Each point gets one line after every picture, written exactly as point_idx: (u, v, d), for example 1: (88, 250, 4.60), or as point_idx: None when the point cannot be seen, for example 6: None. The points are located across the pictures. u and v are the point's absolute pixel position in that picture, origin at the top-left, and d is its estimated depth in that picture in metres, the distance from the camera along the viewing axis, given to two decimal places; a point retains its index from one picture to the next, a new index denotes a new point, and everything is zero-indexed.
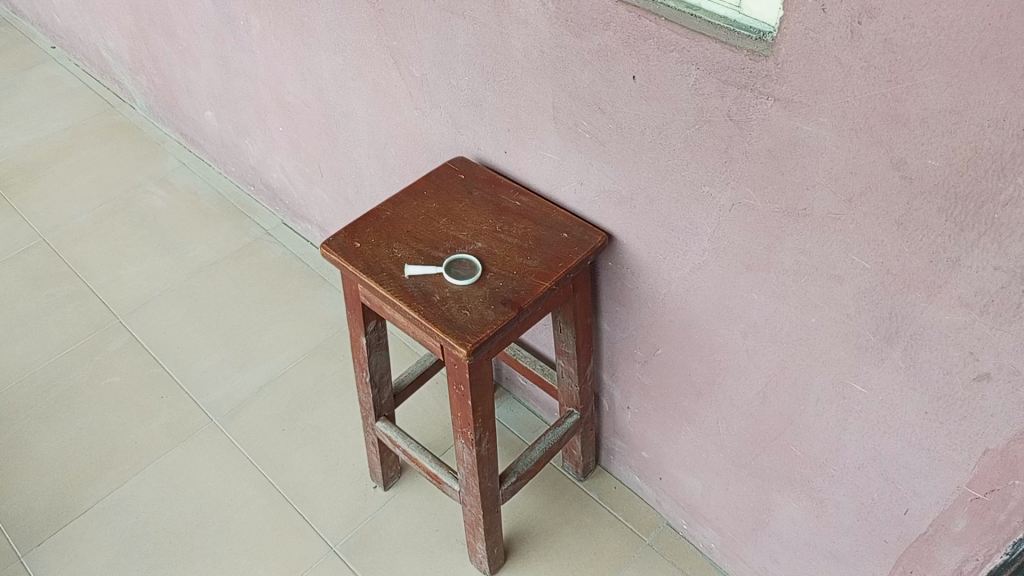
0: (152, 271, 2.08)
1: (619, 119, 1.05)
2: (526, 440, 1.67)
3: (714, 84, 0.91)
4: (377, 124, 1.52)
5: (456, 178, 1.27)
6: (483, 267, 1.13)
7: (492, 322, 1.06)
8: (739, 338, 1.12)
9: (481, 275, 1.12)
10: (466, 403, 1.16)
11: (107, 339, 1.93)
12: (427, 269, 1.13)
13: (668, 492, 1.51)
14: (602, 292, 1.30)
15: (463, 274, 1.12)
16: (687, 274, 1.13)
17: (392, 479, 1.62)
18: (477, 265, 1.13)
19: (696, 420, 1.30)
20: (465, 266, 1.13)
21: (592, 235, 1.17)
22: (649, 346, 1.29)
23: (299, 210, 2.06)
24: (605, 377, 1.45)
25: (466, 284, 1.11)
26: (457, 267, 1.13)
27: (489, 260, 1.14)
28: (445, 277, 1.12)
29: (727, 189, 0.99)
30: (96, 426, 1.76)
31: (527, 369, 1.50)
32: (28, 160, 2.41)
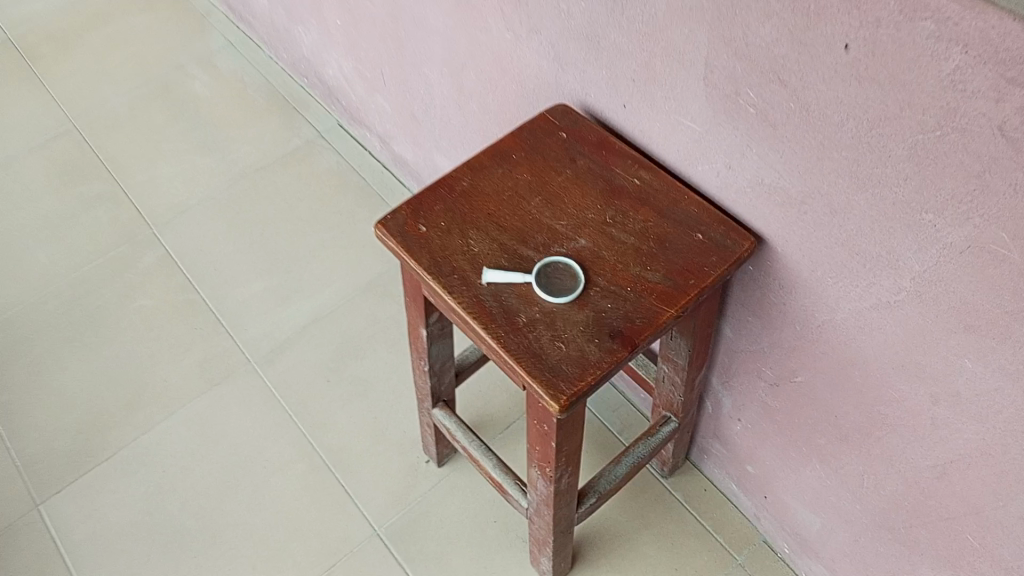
0: (191, 174, 1.83)
1: (806, 100, 0.73)
2: (602, 420, 1.42)
3: (988, 80, 0.59)
4: (455, 39, 1.20)
5: (556, 137, 0.96)
6: (585, 279, 0.85)
7: (595, 365, 0.79)
8: (924, 402, 0.83)
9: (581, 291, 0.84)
10: (550, 443, 0.91)
11: (139, 253, 1.71)
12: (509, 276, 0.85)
13: (771, 512, 1.28)
14: (730, 297, 1.01)
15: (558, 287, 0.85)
16: (865, 309, 0.83)
17: (449, 455, 1.41)
18: (576, 274, 0.85)
19: (833, 463, 1.04)
20: (563, 276, 0.85)
21: (737, 241, 0.86)
22: (785, 370, 1.01)
23: (358, 114, 1.77)
24: (714, 382, 1.18)
25: (559, 305, 0.83)
26: (549, 276, 0.85)
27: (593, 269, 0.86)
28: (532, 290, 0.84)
29: (964, 225, 0.67)
30: (123, 358, 1.56)
31: None
32: (60, 26, 2.13)
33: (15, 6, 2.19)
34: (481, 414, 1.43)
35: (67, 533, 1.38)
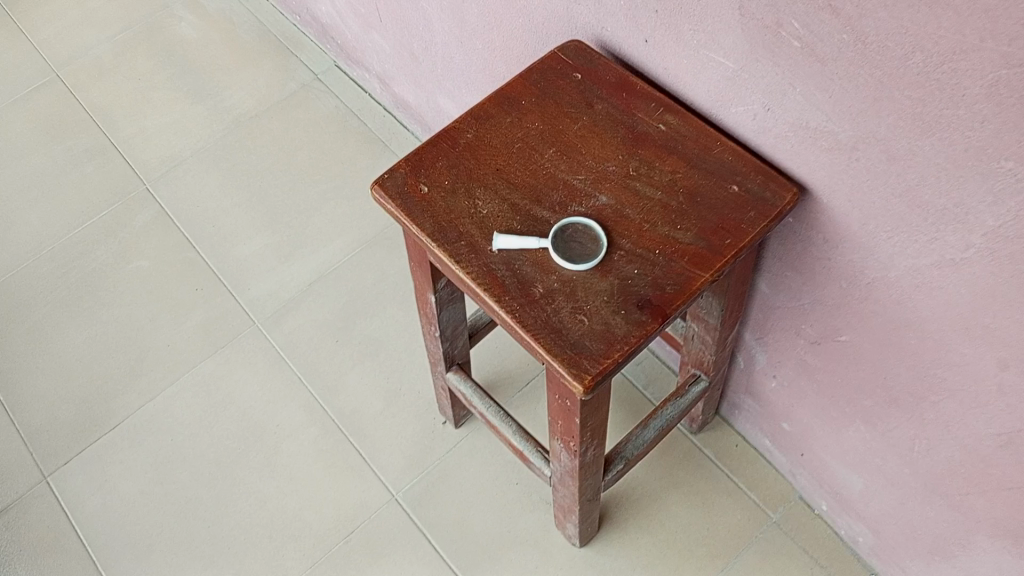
0: (183, 124, 1.73)
1: (863, 31, 0.62)
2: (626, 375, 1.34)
3: None
4: None
5: (569, 78, 0.86)
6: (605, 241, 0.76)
7: (622, 340, 0.71)
8: (991, 367, 0.75)
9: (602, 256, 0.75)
10: (573, 418, 0.84)
11: (134, 211, 1.62)
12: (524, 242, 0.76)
13: (808, 469, 1.21)
14: (767, 250, 0.92)
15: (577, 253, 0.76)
16: (925, 266, 0.73)
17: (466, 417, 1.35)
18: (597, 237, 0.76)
19: (880, 425, 0.96)
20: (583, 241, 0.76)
21: (777, 192, 0.76)
22: (827, 328, 0.93)
23: (355, 54, 1.65)
24: (747, 337, 1.09)
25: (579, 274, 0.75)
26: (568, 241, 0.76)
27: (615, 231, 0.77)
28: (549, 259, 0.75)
29: None
30: (123, 323, 1.50)
31: None
32: None
33: None
34: (498, 372, 1.35)
35: (77, 505, 1.33)
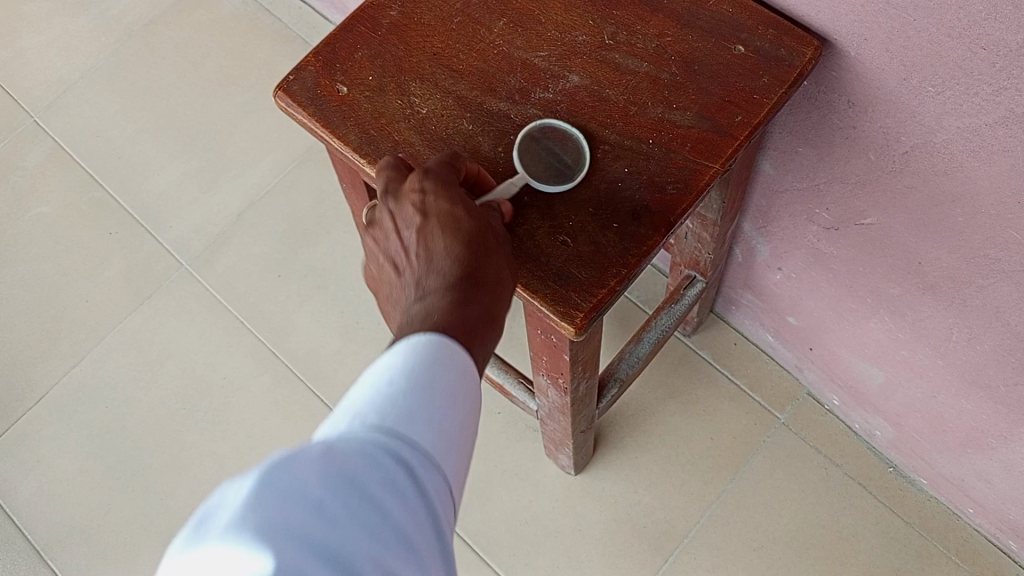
0: (66, 39, 1.48)
1: None
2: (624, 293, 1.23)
3: None
4: None
5: None
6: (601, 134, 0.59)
7: (617, 263, 0.56)
8: None
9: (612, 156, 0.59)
10: (560, 354, 0.69)
11: (24, 149, 1.40)
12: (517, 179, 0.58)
13: (817, 364, 1.09)
14: (773, 125, 0.76)
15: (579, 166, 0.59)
16: (987, 126, 0.58)
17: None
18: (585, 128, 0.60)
19: (909, 315, 0.84)
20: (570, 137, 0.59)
21: (795, 48, 0.60)
22: (848, 211, 0.78)
23: None
24: (747, 227, 0.95)
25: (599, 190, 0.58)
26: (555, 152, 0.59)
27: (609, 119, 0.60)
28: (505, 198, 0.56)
29: None
30: (31, 280, 1.31)
31: None
32: None
33: None
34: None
35: (11, 492, 1.18)
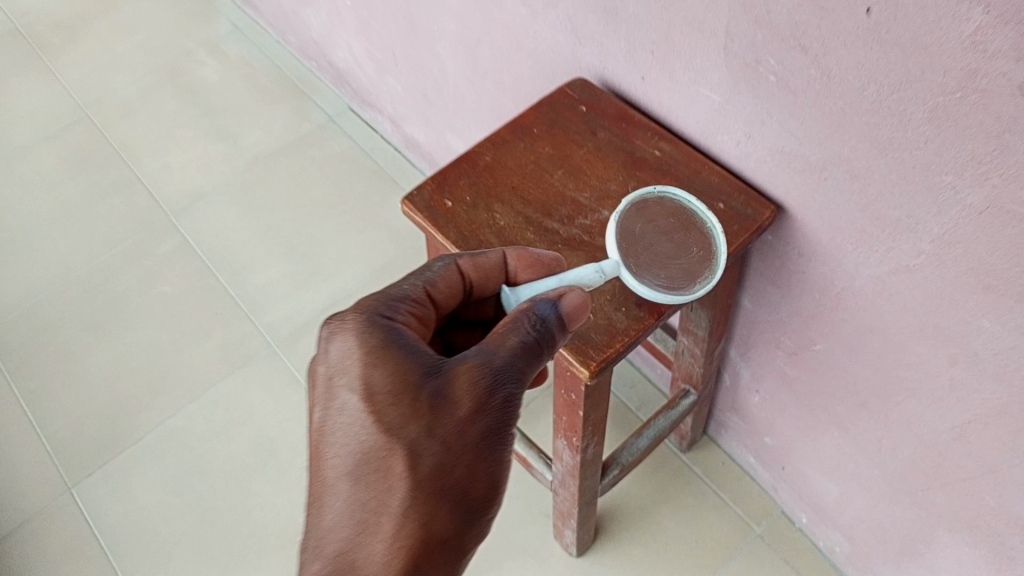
0: (205, 160, 1.85)
1: (829, 65, 0.74)
2: (635, 411, 1.47)
3: (1011, 40, 0.60)
4: (470, 17, 1.23)
5: (575, 110, 0.99)
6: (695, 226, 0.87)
7: (622, 332, 0.82)
8: (944, 363, 0.85)
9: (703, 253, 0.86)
10: (576, 411, 0.93)
11: (157, 240, 1.72)
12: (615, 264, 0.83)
13: (788, 482, 1.30)
14: (750, 268, 1.03)
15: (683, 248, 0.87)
16: (886, 274, 0.85)
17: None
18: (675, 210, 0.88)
19: (852, 430, 1.06)
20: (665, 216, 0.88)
21: (758, 209, 0.88)
22: (804, 339, 1.04)
23: (368, 96, 1.79)
24: (732, 354, 1.21)
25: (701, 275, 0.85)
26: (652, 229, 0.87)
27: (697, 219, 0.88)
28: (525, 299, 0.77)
29: (983, 185, 0.69)
30: (145, 343, 1.58)
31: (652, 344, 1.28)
32: (69, 17, 2.19)
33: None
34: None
35: (99, 514, 1.40)
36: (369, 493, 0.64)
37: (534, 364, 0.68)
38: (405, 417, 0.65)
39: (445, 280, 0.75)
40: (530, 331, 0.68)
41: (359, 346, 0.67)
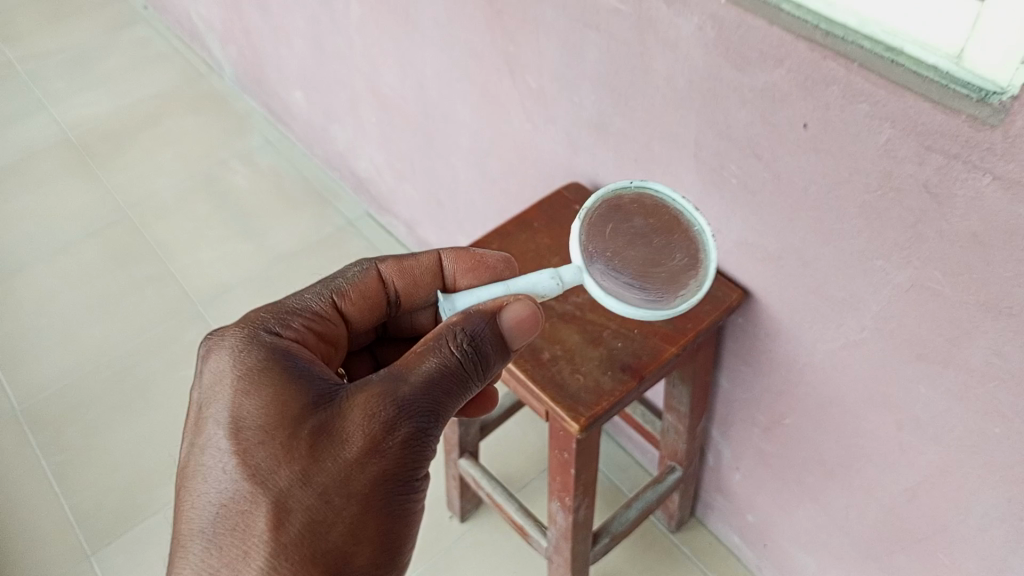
0: (233, 257, 2.01)
1: (778, 169, 0.90)
2: (626, 492, 1.57)
3: (913, 148, 0.75)
4: (481, 132, 1.42)
5: (571, 209, 1.16)
6: (680, 230, 0.90)
7: (609, 393, 0.95)
8: (893, 429, 0.97)
9: (689, 263, 0.88)
10: (568, 470, 1.06)
11: (185, 328, 1.86)
12: (576, 275, 0.83)
13: (770, 560, 1.38)
14: (725, 350, 1.17)
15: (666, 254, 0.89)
16: (838, 349, 0.98)
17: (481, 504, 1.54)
18: (654, 212, 0.91)
19: (822, 500, 1.16)
20: (645, 219, 0.90)
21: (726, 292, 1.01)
22: (775, 414, 1.15)
23: (386, 202, 1.97)
24: (714, 433, 1.31)
25: (685, 285, 0.87)
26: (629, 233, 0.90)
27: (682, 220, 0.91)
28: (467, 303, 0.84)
29: (907, 267, 0.83)
30: (168, 422, 1.69)
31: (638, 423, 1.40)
32: (117, 129, 2.42)
33: (82, 113, 2.49)
34: (511, 457, 1.61)
35: None
36: (239, 539, 0.70)
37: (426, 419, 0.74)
38: (282, 451, 0.71)
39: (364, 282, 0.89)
40: (433, 372, 0.74)
41: (247, 376, 0.75)
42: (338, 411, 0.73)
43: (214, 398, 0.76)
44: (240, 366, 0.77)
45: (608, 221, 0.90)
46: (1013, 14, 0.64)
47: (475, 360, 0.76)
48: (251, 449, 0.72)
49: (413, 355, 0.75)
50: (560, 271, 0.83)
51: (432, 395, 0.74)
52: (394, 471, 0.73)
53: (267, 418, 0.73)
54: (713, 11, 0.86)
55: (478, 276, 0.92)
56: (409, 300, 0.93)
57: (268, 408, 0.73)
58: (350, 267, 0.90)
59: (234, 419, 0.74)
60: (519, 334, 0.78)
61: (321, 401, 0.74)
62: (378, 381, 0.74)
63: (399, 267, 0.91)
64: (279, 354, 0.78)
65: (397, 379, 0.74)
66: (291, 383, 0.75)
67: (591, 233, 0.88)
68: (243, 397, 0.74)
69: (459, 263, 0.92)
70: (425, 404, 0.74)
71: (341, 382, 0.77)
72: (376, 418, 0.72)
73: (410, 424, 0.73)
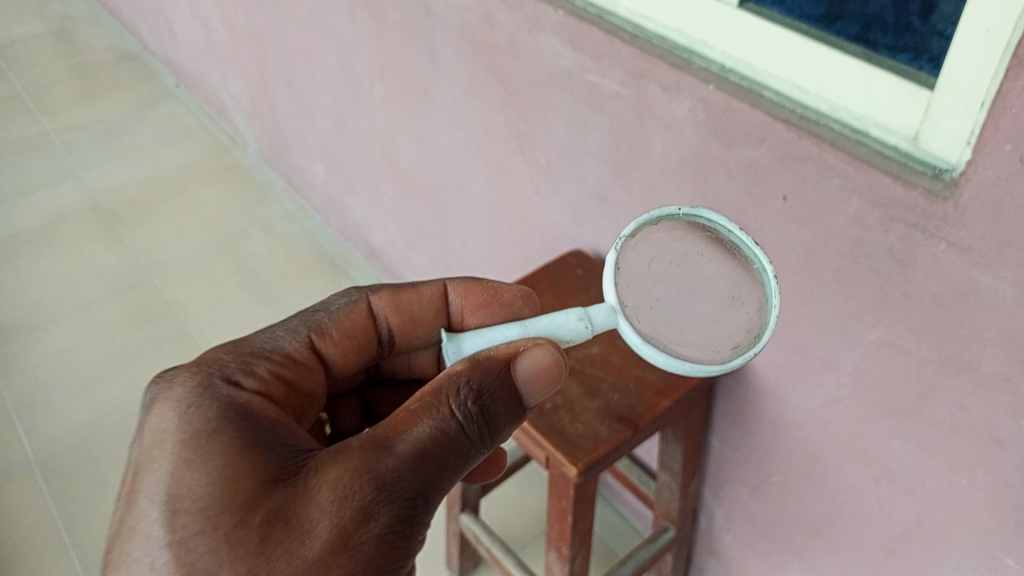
0: (248, 319, 2.09)
1: (762, 237, 0.99)
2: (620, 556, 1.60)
3: (878, 218, 0.84)
4: (492, 203, 1.52)
5: (573, 273, 1.28)
6: (745, 272, 0.82)
7: (605, 440, 1.05)
8: (871, 483, 1.03)
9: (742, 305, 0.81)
10: (566, 518, 1.12)
11: None
12: (607, 319, 0.80)
13: None
14: (716, 410, 1.24)
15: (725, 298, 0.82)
16: (819, 406, 1.05)
17: (479, 559, 1.58)
18: (718, 247, 0.83)
19: (809, 558, 1.21)
20: (692, 252, 0.83)
21: None
22: (762, 473, 1.21)
23: (397, 270, 2.07)
24: (706, 494, 1.37)
25: (740, 339, 0.79)
26: (688, 271, 0.83)
27: (738, 254, 0.83)
28: (477, 344, 0.83)
29: (878, 326, 0.91)
30: None
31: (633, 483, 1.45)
32: (143, 197, 2.55)
33: (111, 181, 2.62)
34: (512, 515, 1.65)
35: None
36: None
37: (399, 504, 0.70)
38: (242, 528, 0.68)
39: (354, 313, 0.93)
40: (417, 451, 0.71)
41: (217, 437, 0.73)
42: (306, 490, 0.70)
43: (160, 464, 0.72)
44: (193, 426, 0.74)
45: (648, 257, 0.83)
46: (959, 101, 0.75)
47: (471, 430, 0.74)
48: (199, 534, 0.69)
49: (402, 421, 0.72)
50: (589, 311, 0.80)
51: (414, 480, 0.71)
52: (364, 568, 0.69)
53: (221, 495, 0.69)
54: (703, 95, 0.96)
55: (487, 312, 0.94)
56: (405, 338, 0.96)
57: (224, 483, 0.70)
58: (336, 303, 0.93)
59: (183, 492, 0.71)
60: (542, 387, 0.76)
61: (289, 474, 0.71)
62: (359, 454, 0.71)
63: (401, 302, 0.94)
64: (240, 416, 0.75)
65: (379, 453, 0.71)
66: (252, 454, 0.72)
67: (628, 272, 0.82)
68: (196, 466, 0.71)
69: (468, 297, 0.95)
70: (407, 486, 0.71)
71: (313, 453, 0.75)
72: (350, 503, 0.69)
73: (387, 511, 0.70)
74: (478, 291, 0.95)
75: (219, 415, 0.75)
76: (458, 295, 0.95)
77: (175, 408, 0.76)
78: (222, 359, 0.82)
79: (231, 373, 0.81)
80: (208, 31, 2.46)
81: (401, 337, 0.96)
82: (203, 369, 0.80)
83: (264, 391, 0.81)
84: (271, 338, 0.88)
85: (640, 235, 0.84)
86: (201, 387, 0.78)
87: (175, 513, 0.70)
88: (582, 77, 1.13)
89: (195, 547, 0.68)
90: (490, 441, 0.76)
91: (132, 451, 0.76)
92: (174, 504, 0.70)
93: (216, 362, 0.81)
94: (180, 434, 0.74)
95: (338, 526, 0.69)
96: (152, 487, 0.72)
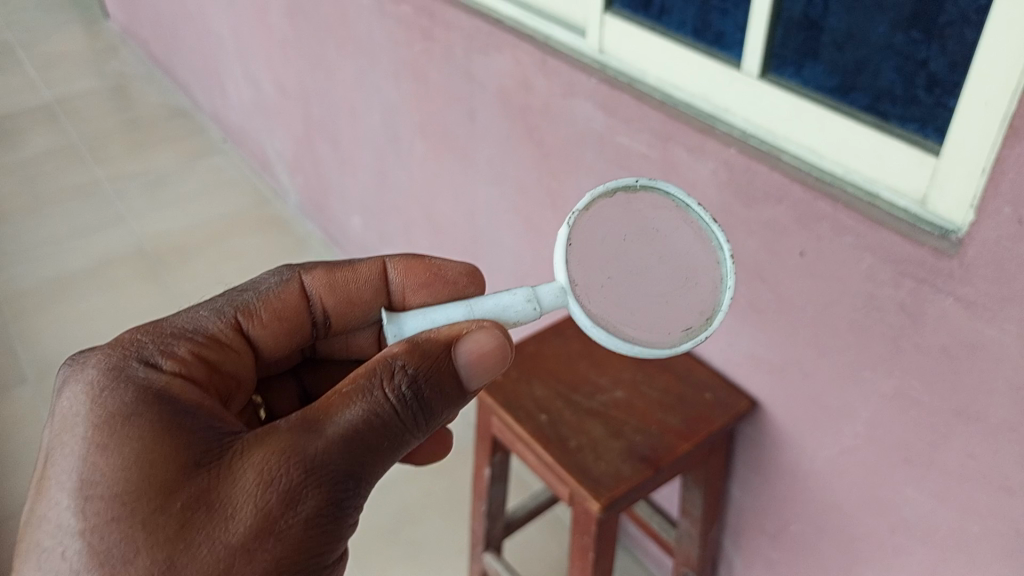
0: None
1: (781, 290, 1.05)
2: None
3: (890, 273, 0.90)
4: (523, 255, 1.60)
5: None
6: (700, 252, 0.86)
7: (627, 479, 1.12)
8: (887, 531, 1.06)
9: (696, 283, 0.85)
10: (587, 556, 1.18)
11: None
12: (555, 299, 0.82)
13: None
14: (736, 458, 1.27)
15: (674, 278, 0.85)
16: (835, 455, 1.09)
17: None
18: (668, 225, 0.86)
19: None
20: (649, 228, 0.86)
21: (735, 399, 1.18)
22: (781, 521, 1.24)
23: None
24: (726, 543, 1.39)
25: (691, 318, 0.84)
26: (642, 253, 0.86)
27: (693, 232, 0.87)
28: (417, 325, 0.85)
29: (891, 377, 0.96)
30: None
31: (654, 531, 1.48)
32: (186, 244, 2.66)
33: (157, 228, 2.74)
34: (535, 560, 1.68)
35: None
36: None
37: (327, 485, 0.73)
38: (164, 507, 0.69)
39: (287, 294, 0.97)
40: (346, 434, 0.74)
41: (136, 419, 0.74)
42: (229, 476, 0.72)
43: (71, 451, 0.73)
44: (107, 413, 0.74)
45: (604, 231, 0.85)
46: (964, 165, 0.81)
47: (404, 415, 0.76)
48: (113, 521, 0.69)
49: (333, 404, 0.75)
50: (537, 293, 0.82)
51: (342, 464, 0.74)
52: (290, 554, 0.71)
53: (138, 482, 0.70)
54: (726, 157, 1.04)
55: (427, 293, 1.01)
56: (341, 318, 1.02)
57: (142, 470, 0.70)
58: (267, 285, 0.97)
59: (96, 479, 0.71)
60: (484, 370, 0.78)
61: (210, 455, 0.73)
62: (286, 436, 0.73)
63: (337, 283, 1.00)
64: (158, 399, 0.76)
65: (308, 437, 0.73)
66: (169, 440, 0.73)
67: (580, 250, 0.84)
68: (110, 452, 0.72)
69: (408, 275, 1.01)
70: (338, 468, 0.73)
71: (232, 433, 0.76)
72: (276, 487, 0.71)
73: (315, 495, 0.72)
74: (418, 270, 1.01)
75: (136, 399, 0.76)
76: (398, 274, 1.01)
77: (88, 391, 0.77)
78: (140, 341, 0.83)
79: (149, 356, 0.82)
80: (257, 90, 2.60)
81: (337, 317, 1.01)
82: (119, 352, 0.81)
83: (182, 372, 0.83)
84: (195, 319, 0.91)
85: (595, 208, 0.85)
86: (117, 370, 0.78)
87: (88, 502, 0.70)
88: (612, 138, 1.21)
89: (110, 537, 0.68)
90: (428, 426, 0.79)
91: (44, 434, 0.77)
92: (85, 493, 0.70)
93: (134, 344, 0.82)
94: (94, 421, 0.74)
95: (264, 511, 0.71)
96: (64, 469, 0.72)
